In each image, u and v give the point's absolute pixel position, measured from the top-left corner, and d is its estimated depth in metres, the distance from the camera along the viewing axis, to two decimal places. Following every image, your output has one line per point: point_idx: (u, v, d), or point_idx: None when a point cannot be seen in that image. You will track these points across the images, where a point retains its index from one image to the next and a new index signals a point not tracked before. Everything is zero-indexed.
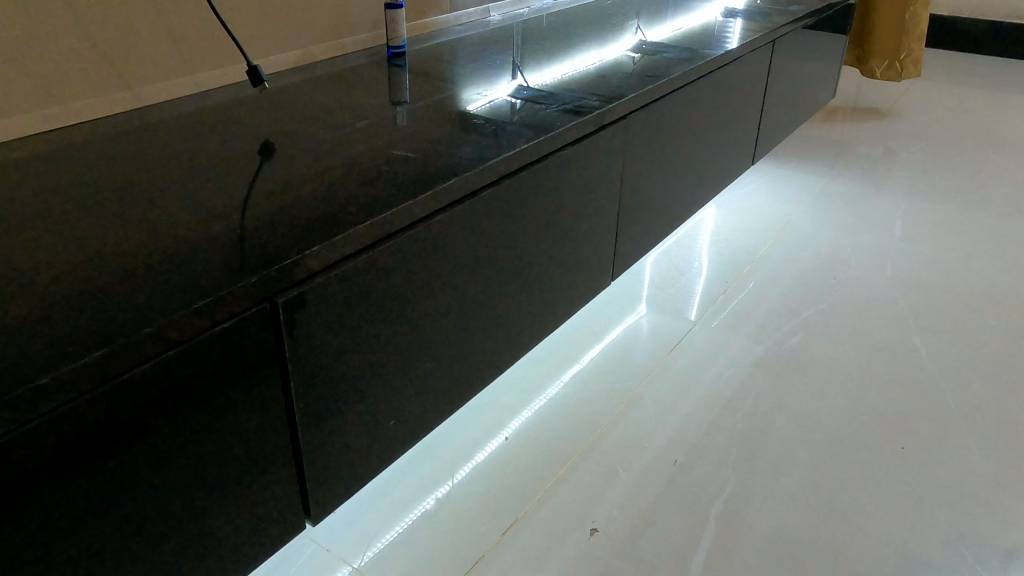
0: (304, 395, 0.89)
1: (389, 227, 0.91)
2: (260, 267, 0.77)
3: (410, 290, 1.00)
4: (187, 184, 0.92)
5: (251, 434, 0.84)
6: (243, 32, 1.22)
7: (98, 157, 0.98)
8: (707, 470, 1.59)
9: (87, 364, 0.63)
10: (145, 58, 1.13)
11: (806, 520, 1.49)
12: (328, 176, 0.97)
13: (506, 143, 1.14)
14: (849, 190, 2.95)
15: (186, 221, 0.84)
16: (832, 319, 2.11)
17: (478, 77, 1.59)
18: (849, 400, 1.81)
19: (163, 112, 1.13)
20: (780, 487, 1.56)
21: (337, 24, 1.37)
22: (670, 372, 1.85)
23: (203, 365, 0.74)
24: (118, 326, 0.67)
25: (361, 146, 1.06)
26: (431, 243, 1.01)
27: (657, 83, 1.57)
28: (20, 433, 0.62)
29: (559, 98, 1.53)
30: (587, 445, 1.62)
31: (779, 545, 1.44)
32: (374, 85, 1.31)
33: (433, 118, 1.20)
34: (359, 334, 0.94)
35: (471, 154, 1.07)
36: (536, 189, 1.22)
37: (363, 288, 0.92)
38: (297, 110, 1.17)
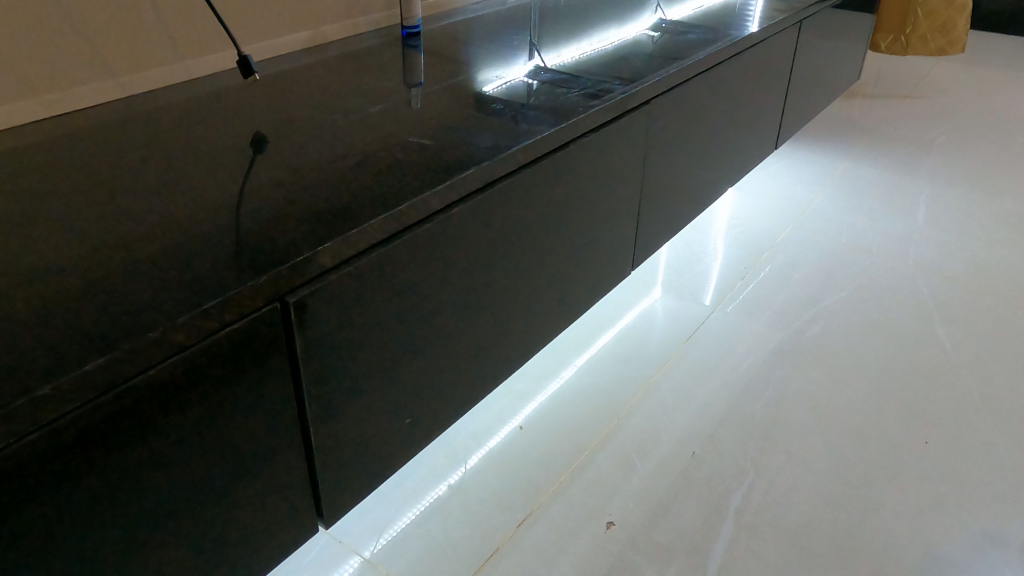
0: (314, 393, 0.86)
1: (404, 220, 0.88)
2: (273, 264, 0.74)
3: (423, 284, 0.97)
4: (190, 176, 0.88)
5: (261, 433, 0.82)
6: (250, 13, 1.18)
7: (97, 147, 0.95)
8: (724, 462, 1.56)
9: (89, 373, 0.61)
10: (145, 42, 1.09)
11: (827, 515, 1.46)
12: (341, 164, 0.93)
13: (524, 132, 1.09)
14: (871, 174, 2.89)
15: (191, 215, 0.81)
16: (854, 308, 2.06)
17: (495, 57, 1.55)
18: (871, 392, 1.77)
19: (164, 98, 1.10)
20: (799, 480, 1.53)
21: (349, 3, 1.32)
22: (687, 361, 1.81)
23: (211, 367, 0.72)
24: (122, 330, 0.64)
25: (375, 133, 1.03)
26: (446, 236, 0.97)
27: (680, 66, 1.52)
28: (20, 445, 0.59)
29: (579, 80, 1.49)
30: (603, 434, 1.60)
31: (799, 541, 1.40)
32: (386, 68, 1.26)
33: (449, 102, 1.16)
34: (371, 330, 0.91)
35: (489, 142, 1.04)
36: (553, 178, 1.18)
37: (377, 284, 0.88)
38: (307, 95, 1.13)
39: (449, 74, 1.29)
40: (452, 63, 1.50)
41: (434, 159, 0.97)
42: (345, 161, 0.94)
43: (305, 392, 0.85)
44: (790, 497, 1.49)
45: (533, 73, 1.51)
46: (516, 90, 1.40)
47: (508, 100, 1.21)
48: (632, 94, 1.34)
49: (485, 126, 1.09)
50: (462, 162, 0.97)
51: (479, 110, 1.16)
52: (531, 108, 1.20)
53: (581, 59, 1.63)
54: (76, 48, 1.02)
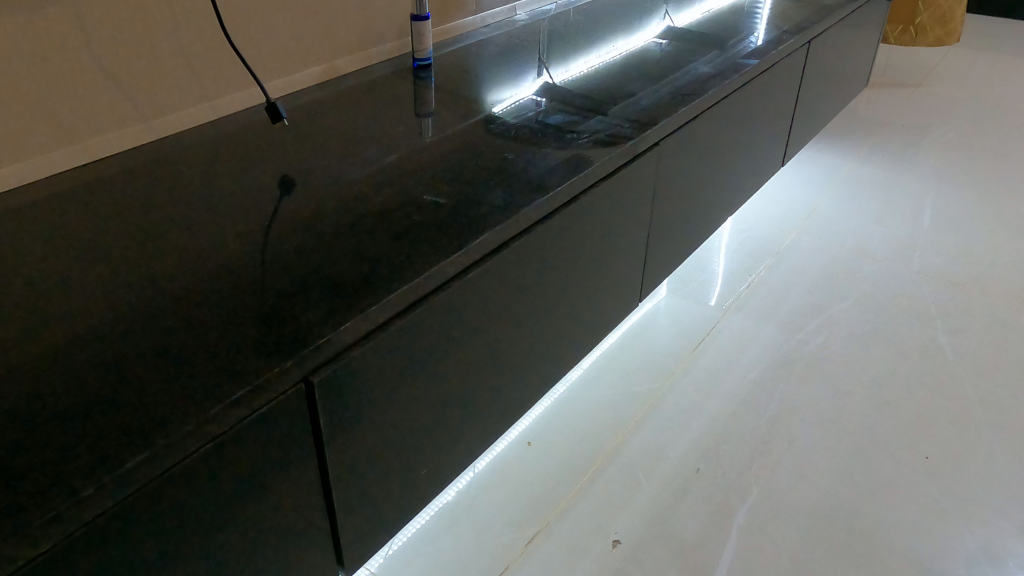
0: (343, 471, 0.80)
1: (434, 281, 0.81)
2: (310, 320, 0.72)
3: (460, 345, 0.90)
4: (216, 225, 0.87)
5: (289, 517, 0.76)
6: (266, 47, 1.18)
7: (122, 195, 0.94)
8: (729, 478, 1.59)
9: (128, 472, 0.57)
10: (173, 83, 1.08)
11: (832, 533, 1.49)
12: (364, 199, 0.92)
13: (551, 153, 1.06)
14: (876, 174, 2.90)
15: (219, 270, 0.79)
16: (858, 317, 2.08)
17: (503, 76, 1.56)
18: (873, 406, 1.80)
19: (191, 141, 1.09)
20: (804, 497, 1.56)
21: (362, 34, 1.32)
22: (692, 374, 1.84)
23: (239, 456, 0.66)
24: (157, 423, 0.60)
25: (394, 159, 1.01)
26: (484, 292, 0.90)
27: (692, 85, 1.53)
28: (50, 557, 0.55)
29: (589, 98, 1.49)
30: (609, 450, 1.63)
31: (805, 560, 1.44)
32: (400, 99, 1.27)
33: (463, 131, 1.16)
34: (402, 397, 0.84)
35: (510, 161, 1.02)
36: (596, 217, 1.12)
37: (411, 351, 0.82)
38: (325, 131, 1.13)
39: (464, 101, 1.29)
40: (463, 87, 1.50)
41: (459, 182, 0.95)
42: (368, 192, 0.93)
43: (332, 471, 0.78)
44: (796, 515, 1.53)
45: (544, 94, 1.51)
46: (526, 114, 1.41)
47: (522, 124, 1.21)
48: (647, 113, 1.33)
49: (501, 150, 1.07)
50: (487, 184, 0.95)
51: (493, 133, 1.15)
52: (549, 130, 1.19)
53: (592, 77, 1.62)
54: (106, 96, 1.00)
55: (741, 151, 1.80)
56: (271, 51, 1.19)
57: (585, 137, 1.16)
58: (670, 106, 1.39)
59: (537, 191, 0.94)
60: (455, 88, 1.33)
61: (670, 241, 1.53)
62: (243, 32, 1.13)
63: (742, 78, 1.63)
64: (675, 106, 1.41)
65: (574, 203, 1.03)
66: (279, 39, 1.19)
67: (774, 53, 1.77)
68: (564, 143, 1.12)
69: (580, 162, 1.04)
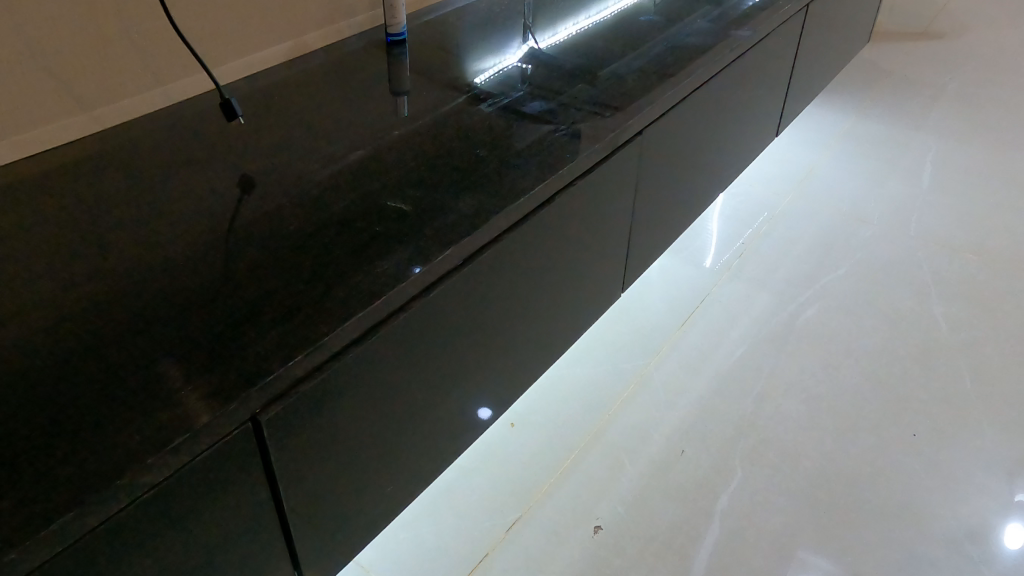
0: (298, 497, 0.78)
1: (393, 304, 0.76)
2: (259, 352, 0.68)
3: (425, 361, 0.86)
4: (167, 240, 0.81)
5: (244, 548, 0.73)
6: (232, 24, 1.09)
7: (68, 202, 0.88)
8: (712, 459, 1.58)
9: (57, 531, 0.54)
10: (124, 69, 0.99)
11: (813, 514, 1.49)
12: (325, 206, 0.86)
13: (522, 144, 0.99)
14: (878, 129, 2.80)
15: (165, 291, 0.74)
16: (852, 287, 2.04)
17: (487, 43, 1.50)
18: (862, 382, 1.77)
19: (147, 133, 1.02)
20: (787, 478, 1.55)
21: (333, 6, 1.23)
22: (679, 350, 1.81)
23: (182, 498, 0.64)
24: (90, 474, 0.57)
25: (361, 157, 0.95)
26: (449, 309, 0.86)
27: (683, 56, 1.44)
28: None
29: (576, 68, 1.41)
30: (594, 433, 1.62)
31: (785, 543, 1.44)
32: (371, 78, 1.19)
33: (436, 112, 1.08)
34: (362, 419, 0.81)
35: (484, 157, 0.95)
36: (578, 212, 1.07)
37: (368, 376, 0.78)
38: (290, 120, 1.06)
39: (440, 78, 1.21)
40: (441, 59, 1.42)
41: (426, 186, 0.89)
42: (330, 199, 0.87)
43: (285, 501, 0.76)
44: (778, 497, 1.52)
45: (527, 65, 1.43)
46: (507, 87, 1.33)
47: (502, 103, 1.13)
48: (633, 90, 1.25)
49: (474, 137, 1.00)
50: (457, 188, 0.89)
51: (467, 113, 1.07)
52: (528, 111, 1.11)
53: (581, 44, 1.53)
54: (47, 85, 0.92)
55: (734, 120, 1.73)
56: (236, 28, 1.10)
57: (565, 120, 1.08)
58: (659, 81, 1.31)
59: (509, 196, 0.88)
60: (431, 64, 1.25)
61: (657, 218, 1.47)
62: (201, 11, 1.04)
63: (733, 51, 1.55)
64: (663, 79, 1.33)
65: (549, 201, 0.98)
66: (243, 16, 1.10)
67: (767, 22, 1.68)
68: (543, 126, 1.05)
69: (558, 155, 0.97)
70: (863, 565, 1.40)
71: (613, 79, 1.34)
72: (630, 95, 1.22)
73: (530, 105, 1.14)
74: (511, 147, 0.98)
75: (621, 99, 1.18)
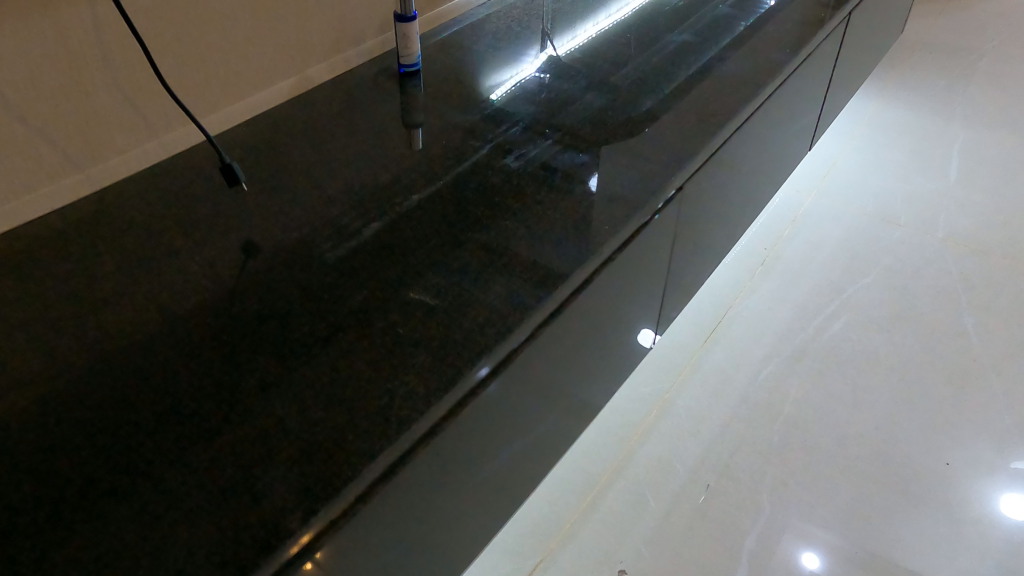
0: None
1: (424, 427, 0.68)
2: (274, 504, 0.60)
3: (462, 474, 0.78)
4: (167, 354, 0.71)
5: None
6: (229, 64, 0.96)
7: (50, 299, 0.77)
8: (717, 454, 1.59)
9: None
10: (109, 125, 0.87)
11: (810, 505, 1.51)
12: (342, 300, 0.76)
13: (571, 212, 0.89)
14: (913, 108, 2.62)
15: (166, 419, 0.65)
16: (880, 298, 1.95)
17: (500, 52, 1.33)
18: (892, 405, 1.70)
19: (138, 197, 0.90)
20: (785, 467, 1.58)
21: (338, 34, 1.10)
22: (702, 373, 1.76)
23: None
24: None
25: (378, 231, 0.85)
26: (487, 415, 0.76)
27: (730, 75, 1.30)
28: None
29: (609, 81, 1.26)
30: (615, 465, 1.57)
31: (778, 529, 1.47)
32: (383, 117, 1.07)
33: (458, 163, 0.96)
34: (398, 551, 0.73)
35: (518, 234, 0.85)
36: (623, 279, 0.96)
37: (403, 507, 0.70)
38: (296, 180, 0.94)
39: (458, 113, 1.09)
40: (453, 69, 1.25)
41: (454, 275, 0.80)
42: (347, 291, 0.77)
43: None
44: (776, 486, 1.54)
45: (554, 77, 1.27)
46: (528, 102, 1.16)
47: (531, 148, 1.01)
48: (674, 120, 1.13)
49: (506, 205, 0.89)
50: (488, 277, 0.80)
51: (495, 169, 0.95)
52: (561, 159, 0.99)
53: (614, 53, 1.38)
54: (21, 153, 0.80)
55: (784, 134, 1.58)
56: (234, 68, 0.97)
57: (607, 173, 0.97)
58: (704, 107, 1.18)
59: (546, 286, 0.80)
60: (449, 97, 1.13)
61: (702, 252, 1.34)
62: (195, 54, 0.92)
63: (794, 60, 1.39)
64: (709, 105, 1.20)
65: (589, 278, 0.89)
66: (237, 54, 0.97)
67: (826, 27, 1.53)
68: (583, 185, 0.94)
69: (601, 228, 0.88)
70: (855, 552, 1.43)
71: (657, 99, 1.18)
72: (672, 131, 1.09)
73: (564, 150, 1.01)
74: (548, 219, 0.88)
75: (665, 137, 1.06)
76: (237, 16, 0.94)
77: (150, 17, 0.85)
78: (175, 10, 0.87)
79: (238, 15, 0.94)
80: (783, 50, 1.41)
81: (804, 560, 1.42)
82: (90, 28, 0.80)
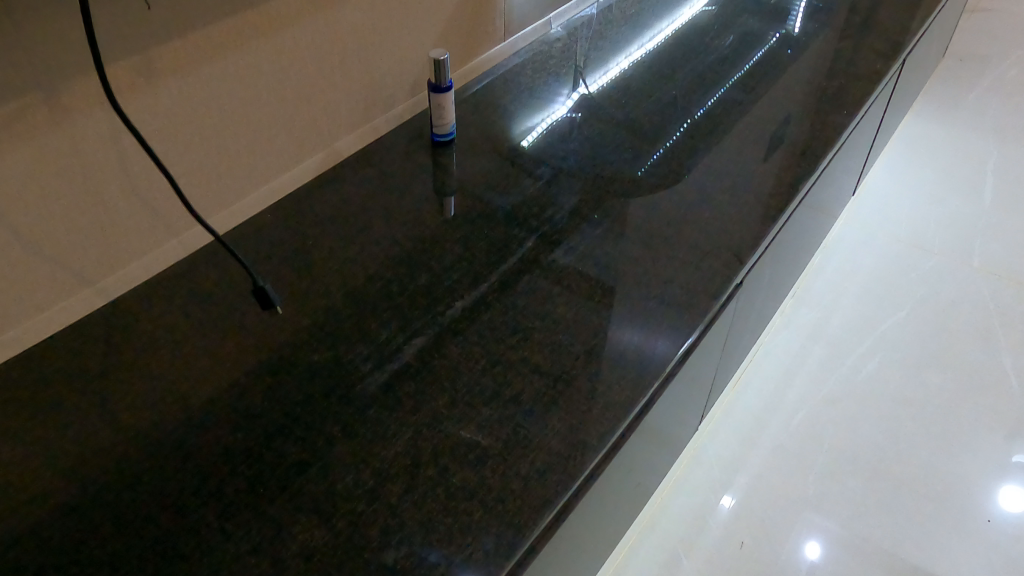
0: None
1: None
2: None
3: None
4: (198, 511, 0.65)
5: None
6: (251, 152, 0.89)
7: (71, 443, 0.71)
8: (730, 462, 1.61)
9: None
10: (130, 232, 0.79)
11: (815, 505, 1.53)
12: (387, 438, 0.71)
13: (627, 323, 0.83)
14: (948, 123, 2.51)
15: None
16: (915, 334, 1.87)
17: (528, 90, 1.23)
18: (932, 452, 1.62)
19: (161, 306, 0.83)
20: (793, 468, 1.59)
21: (367, 103, 1.02)
22: (732, 418, 1.69)
23: None
24: None
25: (418, 350, 0.79)
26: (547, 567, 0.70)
27: (793, 128, 1.19)
28: None
29: (656, 134, 1.15)
30: (645, 520, 1.51)
31: (778, 526, 1.50)
32: (416, 198, 1.00)
33: (503, 262, 0.89)
34: None
35: (575, 353, 0.79)
36: (683, 384, 0.90)
37: None
38: (330, 282, 0.87)
39: (496, 189, 1.01)
40: (487, 120, 1.15)
41: (507, 406, 0.74)
42: (391, 428, 0.72)
43: None
44: (783, 489, 1.56)
45: (595, 126, 1.17)
46: (573, 169, 1.06)
47: (579, 237, 0.94)
48: (731, 194, 1.04)
49: (555, 318, 0.83)
50: (544, 407, 0.74)
51: (543, 270, 0.88)
52: (614, 252, 0.92)
53: (659, 92, 1.27)
54: (33, 277, 0.73)
55: (841, 178, 1.46)
56: (257, 155, 0.90)
57: (663, 273, 0.90)
58: (765, 176, 1.08)
59: (610, 418, 0.74)
60: (486, 169, 1.05)
61: (756, 319, 1.26)
62: (217, 145, 0.84)
63: (860, 111, 1.27)
64: (772, 172, 1.10)
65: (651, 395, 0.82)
66: (259, 140, 0.89)
67: (891, 69, 1.41)
68: (640, 291, 0.87)
69: (661, 345, 0.82)
70: (856, 547, 1.46)
71: (709, 162, 1.10)
72: (729, 210, 1.01)
73: (616, 241, 0.93)
74: (604, 333, 0.82)
75: (720, 221, 0.99)
76: (259, 103, 0.86)
77: (170, 115, 0.78)
78: (193, 107, 0.79)
79: (262, 100, 0.87)
80: (852, 94, 1.29)
81: (805, 556, 1.45)
82: (108, 137, 0.73)
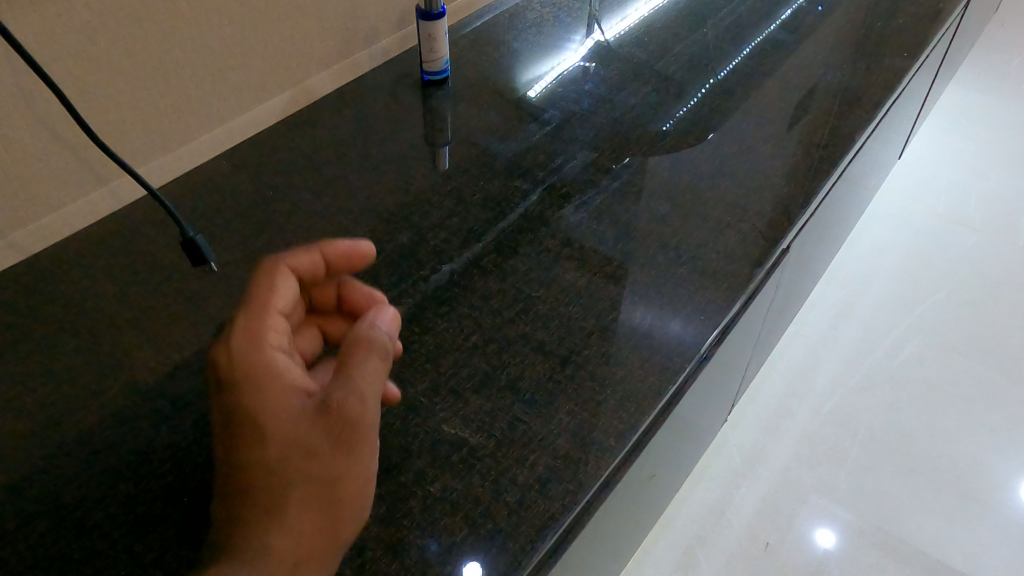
0: None
1: None
2: None
3: None
4: (104, 526, 0.51)
5: None
6: (198, 87, 0.74)
7: None
8: (747, 437, 1.30)
9: None
10: (44, 179, 0.65)
11: (844, 491, 1.23)
12: None
13: (655, 293, 0.68)
14: (1002, 82, 2.28)
15: None
16: (990, 294, 1.56)
17: (534, 37, 1.06)
18: (1012, 438, 1.30)
19: (86, 271, 0.69)
20: (823, 445, 1.28)
21: (346, 35, 0.86)
22: (771, 382, 1.38)
23: None
24: None
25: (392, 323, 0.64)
26: None
27: (844, 72, 1.02)
28: None
29: (685, 81, 0.99)
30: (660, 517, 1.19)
31: (796, 514, 1.20)
32: (400, 148, 0.84)
33: (500, 220, 0.74)
34: None
35: (588, 329, 0.64)
36: (720, 367, 0.75)
37: None
38: (294, 241, 0.73)
39: (495, 139, 0.86)
40: (486, 63, 0.98)
41: (501, 395, 0.59)
42: None
43: None
44: (808, 467, 1.25)
45: (613, 71, 1.00)
46: (586, 117, 0.90)
47: (592, 194, 0.78)
48: (773, 144, 0.87)
49: (562, 287, 0.67)
50: (549, 397, 0.59)
51: (549, 231, 0.73)
52: (635, 212, 0.76)
53: (688, 36, 1.09)
54: None
55: (893, 137, 1.29)
56: (208, 90, 0.75)
57: (695, 235, 0.74)
58: (814, 125, 0.91)
59: (632, 410, 0.59)
60: (484, 116, 0.89)
61: (797, 295, 1.10)
62: (150, 77, 0.69)
63: (923, 54, 1.10)
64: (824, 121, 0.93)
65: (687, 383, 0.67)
66: (209, 74, 0.74)
67: (957, 10, 1.22)
68: (669, 255, 0.72)
69: (695, 321, 0.66)
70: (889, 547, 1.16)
71: (746, 111, 0.93)
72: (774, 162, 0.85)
73: (637, 200, 0.78)
74: (625, 304, 0.66)
75: (763, 174, 0.83)
76: (208, 28, 0.71)
77: (90, 36, 0.63)
78: (118, 28, 0.64)
79: (212, 25, 0.71)
80: (912, 36, 1.11)
81: (825, 550, 1.16)
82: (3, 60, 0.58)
